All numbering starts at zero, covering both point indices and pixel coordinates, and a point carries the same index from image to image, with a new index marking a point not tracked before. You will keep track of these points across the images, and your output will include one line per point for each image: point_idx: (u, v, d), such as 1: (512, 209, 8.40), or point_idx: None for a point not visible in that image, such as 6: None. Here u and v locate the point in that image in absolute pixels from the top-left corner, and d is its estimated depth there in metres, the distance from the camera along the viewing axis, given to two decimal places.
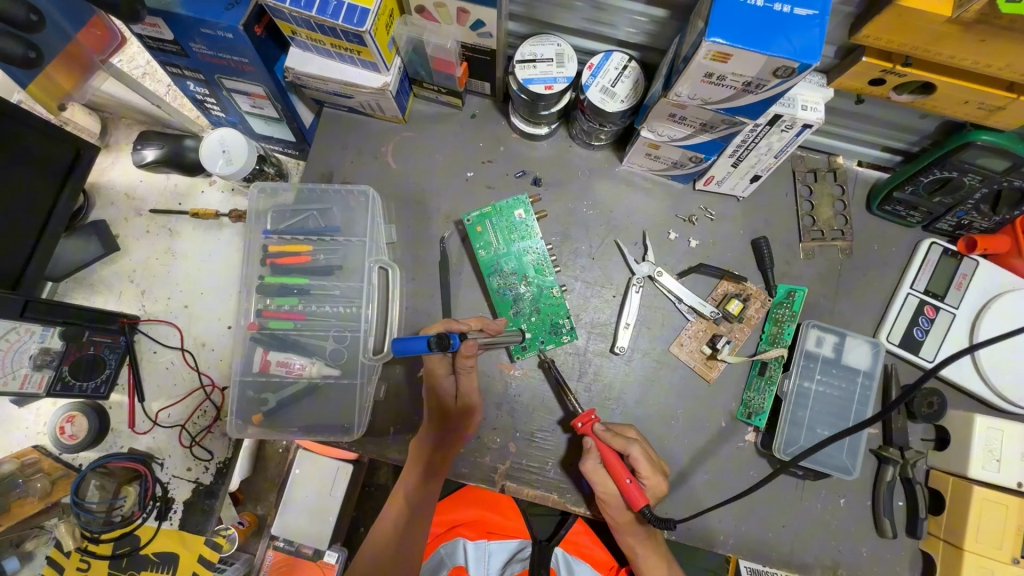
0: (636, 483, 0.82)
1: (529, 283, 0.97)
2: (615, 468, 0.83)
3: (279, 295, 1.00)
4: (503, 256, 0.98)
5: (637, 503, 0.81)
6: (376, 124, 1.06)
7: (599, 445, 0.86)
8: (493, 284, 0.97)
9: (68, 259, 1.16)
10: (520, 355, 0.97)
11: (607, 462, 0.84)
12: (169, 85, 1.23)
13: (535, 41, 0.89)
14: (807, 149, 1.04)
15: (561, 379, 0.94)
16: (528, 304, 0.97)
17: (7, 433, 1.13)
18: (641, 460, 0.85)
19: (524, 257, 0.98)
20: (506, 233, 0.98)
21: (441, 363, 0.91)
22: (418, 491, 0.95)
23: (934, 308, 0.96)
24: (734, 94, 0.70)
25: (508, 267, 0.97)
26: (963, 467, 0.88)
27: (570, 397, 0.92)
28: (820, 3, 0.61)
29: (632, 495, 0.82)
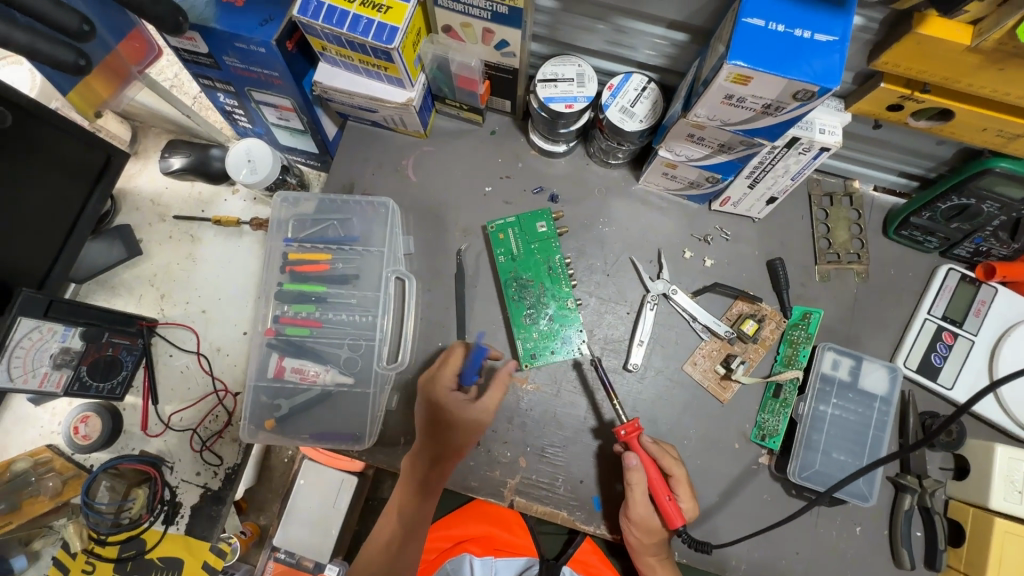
0: (674, 502, 0.84)
1: (543, 290, 0.98)
2: (658, 487, 0.83)
3: (297, 302, 1.02)
4: (522, 267, 0.99)
5: (672, 522, 0.84)
6: (398, 138, 1.08)
7: (643, 461, 0.85)
8: (508, 292, 0.98)
9: (93, 261, 1.19)
10: (530, 363, 0.97)
11: (650, 478, 0.84)
12: (195, 96, 1.28)
13: (557, 62, 0.91)
14: (823, 173, 1.05)
15: (609, 383, 0.92)
16: (542, 315, 0.98)
17: (22, 430, 1.15)
18: (681, 479, 0.86)
19: (542, 271, 0.99)
20: (527, 244, 1.00)
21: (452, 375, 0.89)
22: (413, 508, 0.92)
23: (952, 335, 0.96)
24: (753, 116, 0.72)
25: (526, 278, 0.99)
26: (983, 498, 0.86)
27: (616, 403, 0.90)
28: (839, 29, 0.63)
29: (669, 514, 0.83)
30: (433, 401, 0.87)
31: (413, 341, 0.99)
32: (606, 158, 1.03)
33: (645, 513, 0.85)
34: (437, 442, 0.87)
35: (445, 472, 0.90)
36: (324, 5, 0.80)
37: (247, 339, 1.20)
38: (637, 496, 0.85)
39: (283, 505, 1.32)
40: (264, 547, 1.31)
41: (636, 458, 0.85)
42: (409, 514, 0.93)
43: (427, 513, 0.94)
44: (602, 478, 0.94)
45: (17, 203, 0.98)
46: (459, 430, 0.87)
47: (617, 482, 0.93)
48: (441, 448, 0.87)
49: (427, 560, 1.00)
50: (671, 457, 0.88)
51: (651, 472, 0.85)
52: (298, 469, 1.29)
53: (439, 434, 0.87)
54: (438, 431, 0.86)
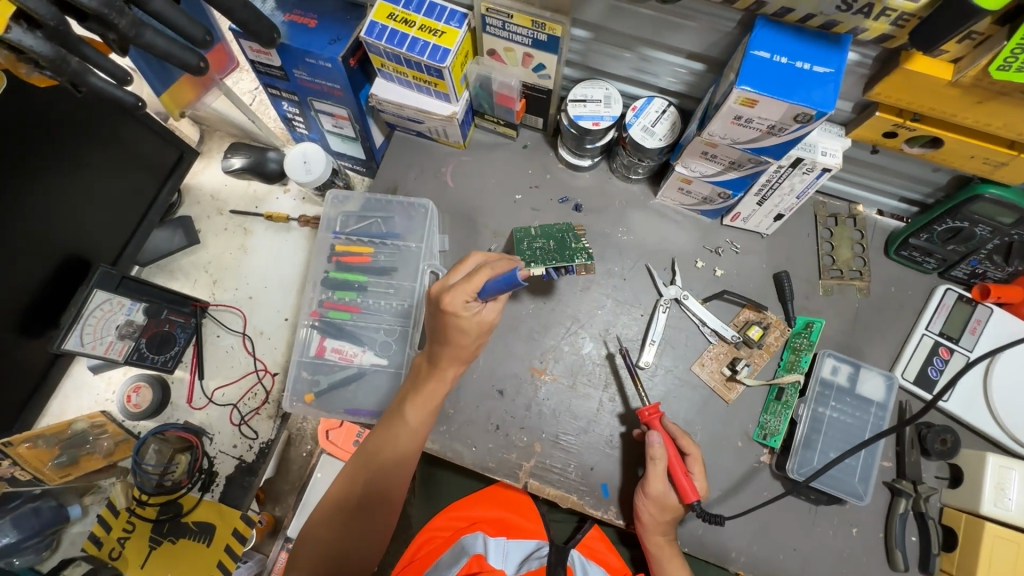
0: (689, 479, 0.91)
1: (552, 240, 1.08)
2: (675, 464, 0.90)
3: (340, 289, 1.14)
4: (538, 236, 1.08)
5: (688, 497, 0.90)
6: (439, 147, 1.19)
7: (663, 440, 0.91)
8: (520, 247, 1.06)
9: (157, 246, 1.32)
10: (534, 265, 1.03)
11: (669, 456, 0.91)
12: (253, 90, 1.44)
13: (586, 85, 1.02)
14: (828, 196, 1.13)
15: (634, 368, 1.03)
16: (548, 252, 1.05)
17: (79, 396, 1.24)
18: (696, 458, 0.93)
19: (554, 234, 1.09)
20: (547, 229, 1.09)
21: (470, 289, 0.83)
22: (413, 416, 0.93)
23: (949, 350, 1.02)
24: (759, 136, 0.81)
25: (539, 240, 1.07)
26: (974, 503, 0.91)
27: (640, 387, 1.01)
28: (835, 63, 0.72)
29: (684, 489, 0.90)
30: (439, 309, 0.85)
31: None
32: (627, 173, 1.13)
33: (662, 488, 0.90)
34: (447, 351, 0.90)
35: (448, 378, 0.94)
36: (387, 28, 0.92)
37: (289, 325, 1.30)
38: (654, 470, 0.90)
39: (299, 495, 1.39)
40: (278, 536, 1.37)
41: (659, 436, 0.91)
42: (397, 430, 0.93)
43: (418, 433, 0.93)
44: (609, 467, 1.00)
45: (103, 189, 1.11)
46: (470, 332, 0.87)
47: (625, 470, 1.00)
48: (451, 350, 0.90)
49: (445, 537, 1.00)
50: (688, 438, 0.95)
51: (670, 450, 0.92)
52: (317, 462, 1.38)
53: (450, 340, 0.88)
54: (449, 336, 0.87)
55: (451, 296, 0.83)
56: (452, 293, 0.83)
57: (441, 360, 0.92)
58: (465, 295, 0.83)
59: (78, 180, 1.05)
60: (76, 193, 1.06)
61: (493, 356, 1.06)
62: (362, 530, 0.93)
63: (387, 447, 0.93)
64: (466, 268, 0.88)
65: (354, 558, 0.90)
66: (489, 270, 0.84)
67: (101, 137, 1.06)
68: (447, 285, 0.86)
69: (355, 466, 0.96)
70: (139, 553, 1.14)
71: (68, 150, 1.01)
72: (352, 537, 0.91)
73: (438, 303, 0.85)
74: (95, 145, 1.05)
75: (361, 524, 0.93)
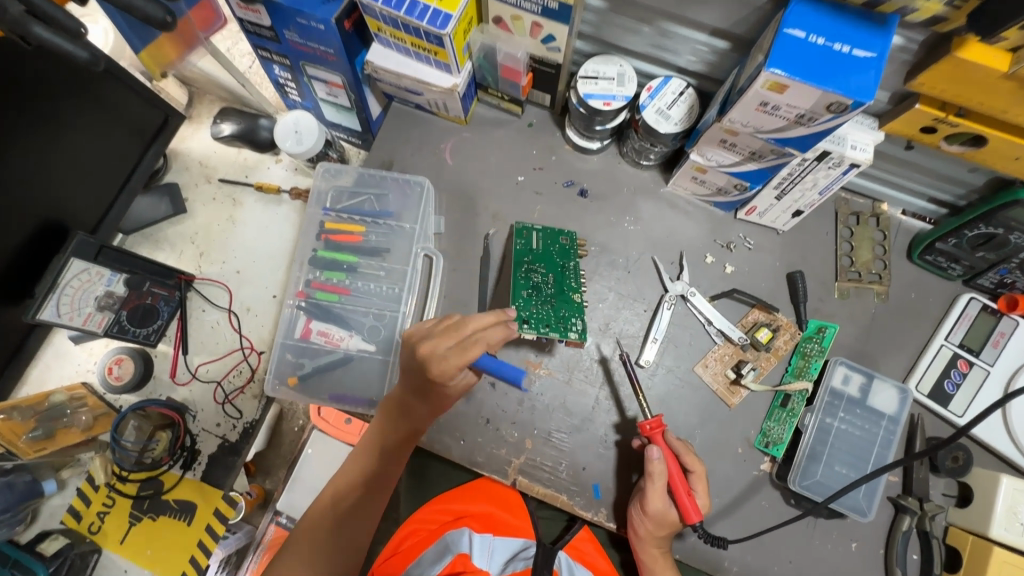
0: (691, 498, 0.87)
1: (553, 277, 0.99)
2: (677, 482, 0.86)
3: (328, 269, 1.08)
4: (540, 258, 1.01)
5: (689, 517, 0.86)
6: (439, 122, 1.12)
7: (665, 455, 0.87)
8: (516, 272, 0.99)
9: (141, 215, 1.27)
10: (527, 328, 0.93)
11: (670, 473, 0.86)
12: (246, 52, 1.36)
13: (599, 61, 0.94)
14: (851, 192, 1.06)
15: (635, 380, 0.96)
16: (548, 295, 0.98)
17: (60, 365, 1.20)
18: (700, 475, 0.89)
19: (556, 267, 1.00)
20: (550, 246, 1.02)
21: (457, 359, 0.80)
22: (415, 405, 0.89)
23: (968, 363, 0.96)
24: (786, 125, 0.73)
25: (539, 266, 1.00)
26: (983, 526, 0.86)
27: (642, 400, 0.94)
28: (878, 47, 0.64)
29: (686, 508, 0.86)
30: (426, 375, 0.82)
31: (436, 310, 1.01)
32: (637, 158, 1.06)
33: (661, 506, 0.86)
34: (425, 406, 0.88)
35: (420, 430, 0.92)
36: None
37: (277, 303, 1.25)
38: (654, 487, 0.86)
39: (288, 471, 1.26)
40: (269, 509, 1.25)
41: (658, 451, 0.87)
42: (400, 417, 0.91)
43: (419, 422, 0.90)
44: (603, 467, 0.96)
45: (84, 154, 1.05)
46: (453, 394, 0.86)
47: (618, 472, 0.96)
48: (430, 407, 0.88)
49: (430, 530, 0.96)
50: (692, 454, 0.90)
51: (672, 468, 0.87)
52: (307, 438, 1.25)
53: (430, 398, 0.86)
54: (432, 395, 0.86)
55: (443, 366, 0.80)
56: (442, 362, 0.80)
57: (417, 414, 0.90)
58: (455, 364, 0.80)
59: (58, 142, 1.00)
60: (56, 157, 1.00)
61: None
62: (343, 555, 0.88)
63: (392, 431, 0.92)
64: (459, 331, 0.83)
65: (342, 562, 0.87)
66: (484, 343, 0.81)
67: (81, 96, 0.99)
68: (435, 347, 0.81)
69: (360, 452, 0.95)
70: (119, 528, 1.14)
71: (44, 109, 0.95)
72: (342, 541, 0.88)
73: (427, 365, 0.81)
74: (74, 106, 0.99)
75: (343, 549, 0.88)
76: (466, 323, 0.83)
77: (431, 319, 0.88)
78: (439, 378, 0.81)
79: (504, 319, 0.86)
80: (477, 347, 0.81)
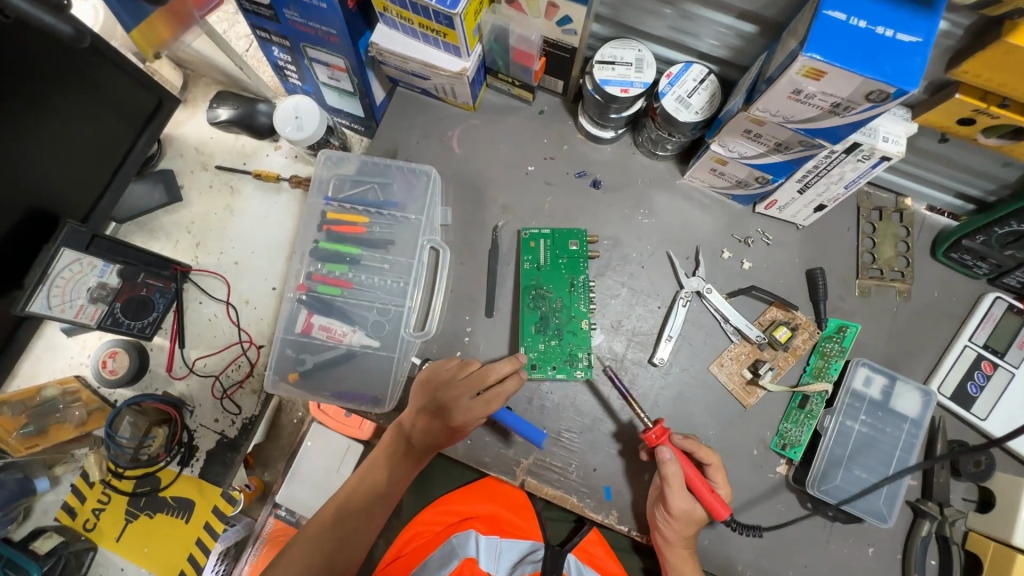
0: (715, 494, 0.84)
1: (561, 305, 0.96)
2: (696, 480, 0.83)
3: (330, 262, 1.04)
4: (548, 275, 0.98)
5: (719, 514, 0.84)
6: (446, 109, 1.07)
7: (678, 456, 0.83)
8: (525, 299, 0.97)
9: (135, 202, 1.22)
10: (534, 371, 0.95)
11: (686, 472, 0.84)
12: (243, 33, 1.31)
13: (617, 45, 0.89)
14: (874, 186, 1.02)
15: (626, 391, 0.90)
16: (556, 325, 0.96)
17: (52, 358, 1.17)
18: (715, 466, 0.87)
19: (565, 288, 0.97)
20: (557, 257, 0.98)
21: (479, 409, 0.85)
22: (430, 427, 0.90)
23: (992, 365, 0.93)
24: (818, 114, 0.69)
25: (546, 286, 0.97)
26: (1006, 533, 0.84)
27: (636, 409, 0.88)
28: (923, 32, 0.60)
29: (711, 505, 0.84)
30: (448, 421, 0.86)
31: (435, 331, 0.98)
32: (653, 149, 1.01)
33: (686, 505, 0.83)
34: (438, 441, 0.90)
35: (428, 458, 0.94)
36: None
37: (276, 295, 1.21)
38: (674, 488, 0.83)
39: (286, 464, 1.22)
40: (266, 502, 1.21)
41: (670, 452, 0.83)
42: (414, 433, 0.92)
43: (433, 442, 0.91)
44: (615, 468, 0.93)
45: (73, 138, 1.00)
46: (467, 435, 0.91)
47: (630, 473, 0.93)
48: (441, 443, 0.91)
49: (435, 532, 0.94)
50: (705, 447, 0.87)
51: (686, 467, 0.84)
52: (307, 430, 1.21)
53: (445, 438, 0.89)
54: (448, 438, 0.89)
55: (466, 417, 0.85)
56: (467, 413, 0.84)
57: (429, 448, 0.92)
58: (478, 416, 0.85)
59: (46, 126, 0.95)
60: (44, 141, 0.96)
61: (495, 341, 0.97)
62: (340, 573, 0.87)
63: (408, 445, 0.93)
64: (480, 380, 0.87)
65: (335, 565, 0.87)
66: (503, 396, 0.86)
67: (70, 77, 0.95)
68: (458, 397, 0.85)
69: (373, 462, 0.95)
70: (116, 526, 1.11)
71: (29, 90, 0.89)
72: (340, 546, 0.88)
73: (450, 412, 0.85)
74: (63, 88, 0.94)
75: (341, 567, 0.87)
76: (486, 375, 0.87)
77: (450, 362, 0.91)
78: (460, 427, 0.86)
79: (519, 366, 0.89)
80: (497, 401, 0.86)
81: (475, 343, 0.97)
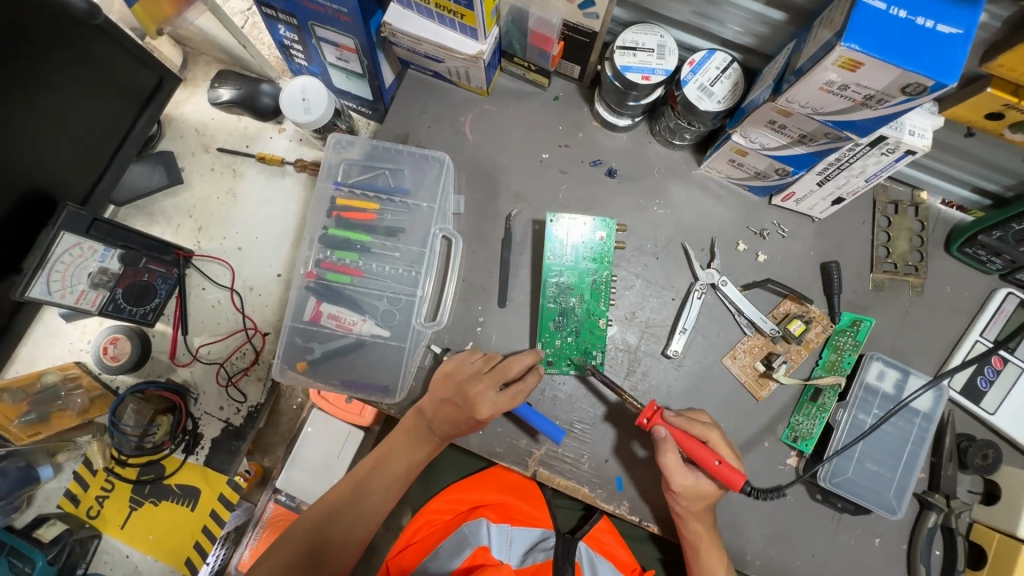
0: (726, 464, 0.81)
1: (581, 300, 0.96)
2: (701, 454, 0.80)
3: (340, 249, 1.02)
4: (569, 267, 0.96)
5: (737, 482, 0.79)
6: (458, 92, 1.04)
7: (674, 434, 0.83)
8: (545, 295, 0.96)
9: (134, 185, 1.19)
10: (553, 368, 0.94)
11: (687, 449, 0.82)
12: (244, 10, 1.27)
13: (639, 30, 0.87)
14: (890, 179, 1.01)
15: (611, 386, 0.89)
16: (574, 321, 0.95)
17: (52, 344, 1.14)
18: (718, 442, 0.85)
19: (583, 282, 0.96)
20: (580, 248, 0.96)
21: (504, 401, 0.85)
22: (450, 421, 0.88)
23: (1002, 360, 0.94)
24: (850, 106, 0.68)
25: (566, 279, 0.96)
26: (1011, 525, 0.85)
27: (626, 398, 0.89)
28: (965, 23, 0.59)
29: (727, 476, 0.80)
30: (472, 414, 0.85)
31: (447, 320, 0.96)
32: (670, 138, 1.00)
33: (689, 481, 0.83)
34: (456, 433, 0.90)
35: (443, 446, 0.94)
36: None
37: (281, 282, 1.19)
38: (673, 467, 0.83)
39: (288, 448, 1.22)
40: (267, 487, 1.22)
41: (664, 430, 0.84)
42: (432, 425, 0.90)
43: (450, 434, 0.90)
44: (627, 458, 0.93)
45: (71, 117, 0.97)
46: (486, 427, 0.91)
47: (642, 465, 0.93)
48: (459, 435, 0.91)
49: (445, 521, 0.94)
50: (698, 423, 0.86)
51: (686, 444, 0.82)
52: (306, 416, 1.20)
53: (465, 430, 0.89)
54: (467, 430, 0.89)
55: (492, 411, 0.85)
56: (493, 406, 0.84)
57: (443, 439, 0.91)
58: (503, 409, 0.85)
59: (44, 103, 0.91)
60: (41, 119, 0.92)
61: (508, 332, 0.96)
62: (342, 552, 0.87)
63: (424, 434, 0.92)
64: (504, 373, 0.87)
65: (344, 547, 0.87)
66: (525, 390, 0.87)
67: (68, 52, 0.90)
68: (484, 390, 0.85)
69: (382, 449, 0.93)
70: (120, 513, 1.10)
71: (24, 66, 0.85)
72: (346, 529, 0.88)
73: (475, 406, 0.85)
74: (60, 63, 0.90)
75: (346, 546, 0.88)
76: (508, 368, 0.88)
77: (472, 356, 0.90)
78: (484, 420, 0.86)
79: (538, 360, 0.90)
80: (520, 394, 0.87)
81: (487, 333, 0.96)
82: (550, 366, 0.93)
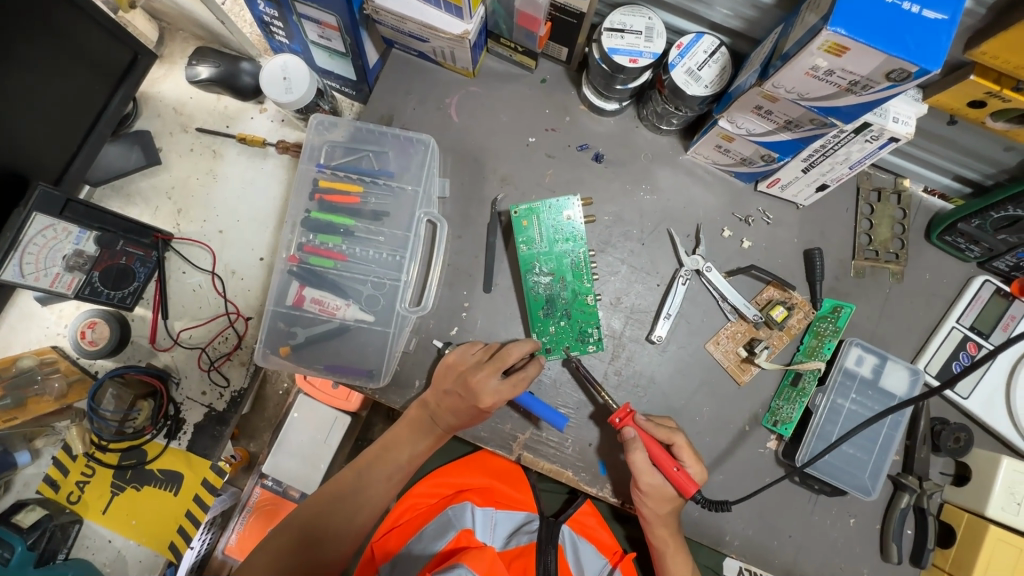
0: (683, 471, 0.84)
1: (564, 285, 0.95)
2: (663, 460, 0.83)
3: (324, 232, 1.01)
4: (544, 255, 0.95)
5: (687, 490, 0.84)
6: (443, 73, 1.03)
7: (642, 436, 0.85)
8: (527, 285, 0.95)
9: (109, 164, 1.15)
10: (552, 354, 0.94)
11: (653, 453, 0.84)
12: None
13: (627, 11, 0.86)
14: (874, 167, 1.02)
15: (591, 380, 0.92)
16: (560, 307, 0.95)
17: (27, 328, 1.12)
18: (683, 446, 0.87)
19: (568, 267, 0.96)
20: (551, 232, 0.96)
21: (505, 388, 0.85)
22: (451, 410, 0.88)
23: (977, 346, 0.96)
24: (835, 92, 0.68)
25: (546, 266, 0.95)
26: (980, 505, 0.88)
27: (603, 395, 0.90)
28: (950, 8, 0.59)
29: (681, 482, 0.84)
30: (474, 402, 0.85)
31: (432, 302, 0.96)
32: (657, 123, 0.99)
33: (657, 482, 0.85)
34: (456, 422, 0.89)
35: (444, 436, 0.95)
36: None
37: (264, 266, 1.18)
38: (641, 467, 0.84)
39: (273, 433, 1.22)
40: (252, 471, 1.22)
41: (634, 431, 0.85)
42: (431, 415, 0.91)
43: (449, 424, 0.90)
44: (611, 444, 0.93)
45: (42, 93, 0.93)
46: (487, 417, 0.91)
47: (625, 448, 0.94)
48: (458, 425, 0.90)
49: (431, 505, 0.94)
50: (667, 427, 0.88)
51: (653, 449, 0.84)
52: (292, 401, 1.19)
53: (466, 420, 0.89)
54: (468, 419, 0.89)
55: (494, 398, 0.85)
56: (495, 394, 0.84)
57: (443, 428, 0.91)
58: (505, 398, 0.85)
59: (12, 78, 0.88)
60: (10, 95, 0.88)
61: (494, 317, 0.96)
62: (340, 538, 0.87)
63: (427, 424, 0.92)
64: (507, 363, 0.86)
65: (345, 533, 0.88)
66: (527, 379, 0.87)
67: (37, 25, 0.87)
68: (485, 377, 0.85)
69: (388, 438, 0.94)
70: (101, 498, 1.09)
71: None
72: (347, 516, 0.89)
73: (477, 395, 0.85)
74: (29, 37, 0.87)
75: (347, 533, 0.88)
76: (507, 355, 0.87)
77: (474, 347, 0.90)
78: (487, 409, 0.86)
79: (538, 349, 0.90)
80: (523, 383, 0.87)
81: (473, 318, 0.96)
82: (549, 352, 0.93)
